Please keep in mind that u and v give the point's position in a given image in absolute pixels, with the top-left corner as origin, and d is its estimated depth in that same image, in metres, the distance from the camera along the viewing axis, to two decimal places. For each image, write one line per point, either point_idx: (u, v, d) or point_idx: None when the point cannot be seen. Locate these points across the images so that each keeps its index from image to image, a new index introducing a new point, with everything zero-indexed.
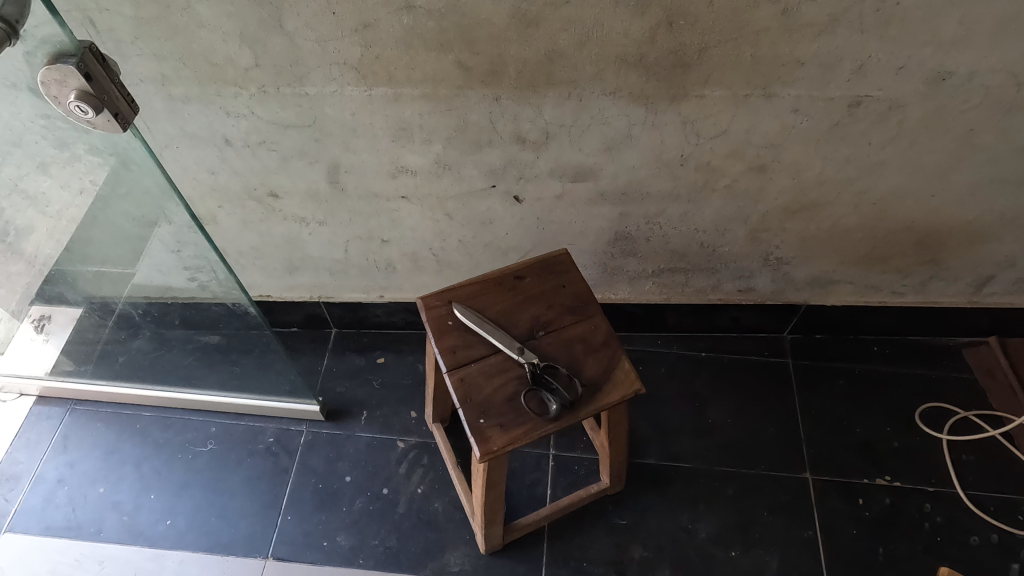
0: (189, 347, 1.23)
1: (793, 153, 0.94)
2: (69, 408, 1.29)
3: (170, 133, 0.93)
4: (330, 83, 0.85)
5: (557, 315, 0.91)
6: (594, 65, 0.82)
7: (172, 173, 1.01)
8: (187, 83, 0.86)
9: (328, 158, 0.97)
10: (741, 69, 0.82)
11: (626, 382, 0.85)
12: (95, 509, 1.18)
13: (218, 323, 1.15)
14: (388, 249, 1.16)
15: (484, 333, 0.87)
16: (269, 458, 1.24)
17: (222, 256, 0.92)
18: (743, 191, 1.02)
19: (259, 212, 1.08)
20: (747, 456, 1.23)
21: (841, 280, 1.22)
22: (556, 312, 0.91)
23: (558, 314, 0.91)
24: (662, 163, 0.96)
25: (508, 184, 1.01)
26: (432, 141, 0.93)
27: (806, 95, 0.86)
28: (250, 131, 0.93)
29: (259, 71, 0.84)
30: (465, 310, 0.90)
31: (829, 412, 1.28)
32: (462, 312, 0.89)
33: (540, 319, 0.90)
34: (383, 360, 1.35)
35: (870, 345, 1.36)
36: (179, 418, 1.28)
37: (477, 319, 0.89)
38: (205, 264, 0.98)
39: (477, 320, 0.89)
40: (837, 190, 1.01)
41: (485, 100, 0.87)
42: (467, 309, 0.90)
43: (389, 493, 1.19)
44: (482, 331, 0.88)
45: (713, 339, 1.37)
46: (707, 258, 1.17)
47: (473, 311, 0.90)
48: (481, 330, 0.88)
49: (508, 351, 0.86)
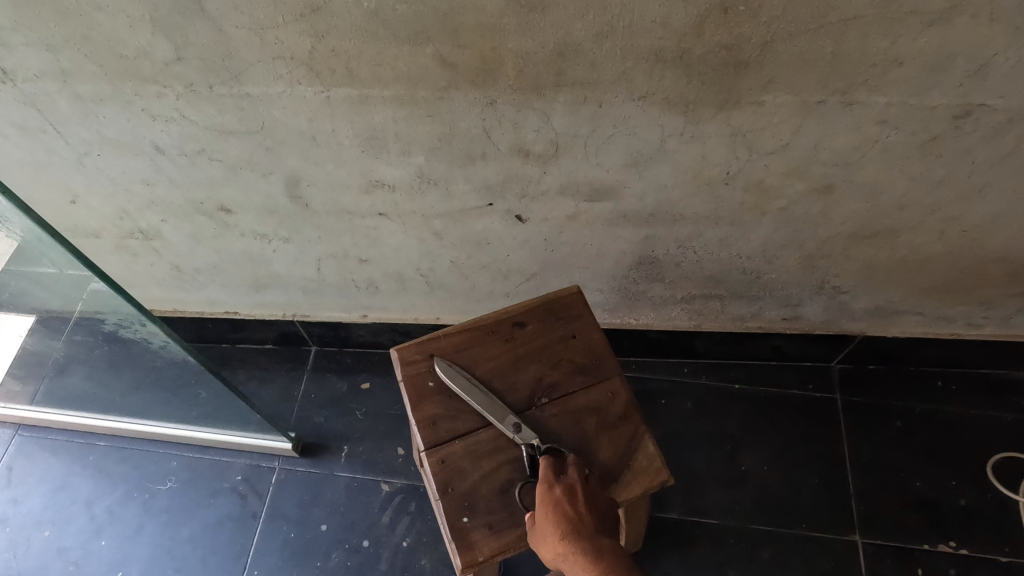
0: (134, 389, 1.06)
1: (871, 172, 0.74)
2: (16, 431, 1.15)
3: (87, 139, 0.75)
4: (275, 82, 0.66)
5: (565, 377, 0.73)
6: (619, 63, 0.61)
7: (100, 185, 0.83)
8: (95, 80, 0.67)
9: (284, 169, 0.78)
10: (816, 69, 0.61)
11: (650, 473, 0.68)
12: (38, 556, 1.05)
13: (159, 372, 0.97)
14: (368, 269, 0.98)
15: (473, 401, 0.69)
16: (236, 499, 1.09)
17: (145, 312, 0.73)
18: (802, 215, 0.81)
19: (211, 227, 0.90)
20: (785, 512, 1.06)
21: (908, 311, 1.02)
22: (564, 372, 0.73)
23: (566, 376, 0.73)
24: (701, 181, 0.76)
25: (508, 203, 0.81)
26: (411, 153, 0.74)
27: (900, 102, 0.65)
28: (184, 138, 0.74)
29: (182, 67, 0.65)
30: (449, 368, 0.72)
31: (883, 460, 1.10)
32: (446, 370, 0.71)
33: (544, 383, 0.72)
34: (368, 385, 1.18)
35: (933, 380, 1.16)
36: (136, 449, 1.13)
37: (465, 382, 0.71)
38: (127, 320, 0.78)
39: (465, 384, 0.71)
40: (922, 214, 0.80)
41: (476, 105, 0.67)
42: (452, 366, 0.72)
43: (370, 545, 1.04)
44: (470, 398, 0.70)
45: (748, 369, 1.19)
46: (749, 285, 0.98)
47: (460, 370, 0.72)
48: (468, 397, 0.70)
49: (501, 427, 0.68)
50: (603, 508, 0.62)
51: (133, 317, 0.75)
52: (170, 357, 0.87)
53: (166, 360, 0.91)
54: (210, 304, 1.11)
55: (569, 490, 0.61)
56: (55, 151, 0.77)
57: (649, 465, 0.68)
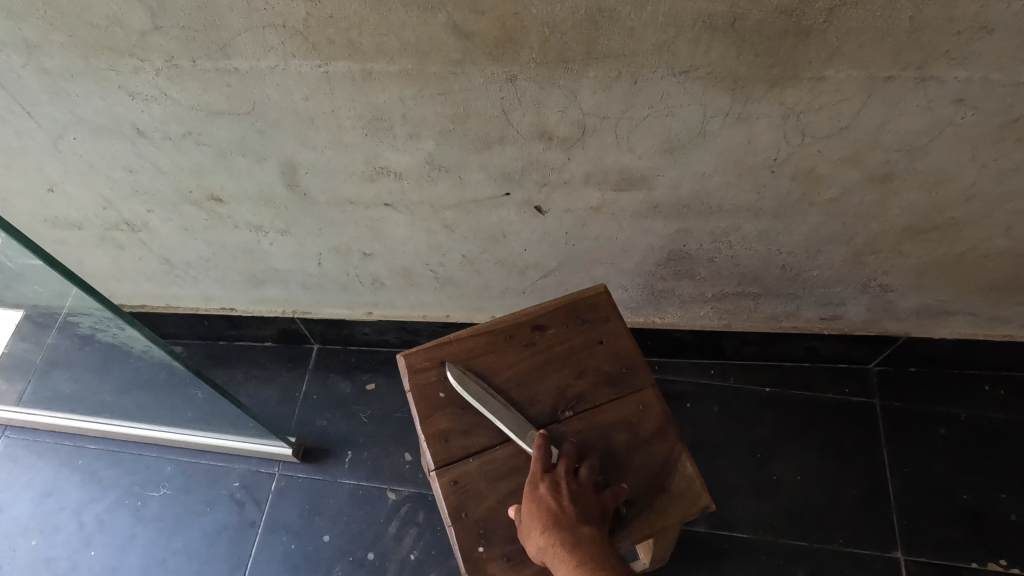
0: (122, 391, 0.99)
1: (939, 158, 0.65)
2: (3, 433, 1.09)
3: (61, 120, 0.68)
4: (267, 55, 0.58)
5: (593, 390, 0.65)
6: (660, 31, 0.53)
7: (78, 172, 0.75)
8: (64, 53, 0.59)
9: (279, 155, 0.70)
10: (888, 39, 0.53)
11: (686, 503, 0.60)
12: (24, 567, 0.99)
13: (146, 375, 0.90)
14: (373, 263, 0.90)
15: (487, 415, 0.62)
16: (233, 507, 1.02)
17: (121, 313, 0.66)
18: (854, 207, 0.73)
19: (201, 219, 0.82)
20: (821, 527, 0.98)
21: (959, 310, 0.93)
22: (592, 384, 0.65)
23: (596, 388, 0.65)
24: (745, 168, 0.68)
25: (527, 192, 0.74)
26: (420, 136, 0.66)
27: (983, 78, 0.56)
28: (168, 120, 0.66)
29: (161, 37, 0.57)
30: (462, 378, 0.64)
31: (927, 470, 1.02)
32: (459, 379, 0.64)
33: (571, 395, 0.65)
34: (373, 386, 1.11)
35: (980, 384, 1.08)
36: (128, 453, 1.07)
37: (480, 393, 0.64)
38: (100, 318, 0.71)
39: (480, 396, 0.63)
40: (991, 206, 0.71)
41: (494, 81, 0.59)
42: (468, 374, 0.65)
43: (375, 558, 0.97)
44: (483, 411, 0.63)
45: (779, 371, 1.11)
46: (787, 282, 0.89)
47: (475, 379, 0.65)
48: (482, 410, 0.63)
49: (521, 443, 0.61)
50: (594, 502, 0.56)
51: (104, 313, 0.68)
52: (155, 359, 0.80)
53: (151, 362, 0.84)
54: (205, 300, 1.04)
55: (554, 484, 0.56)
56: (28, 134, 0.70)
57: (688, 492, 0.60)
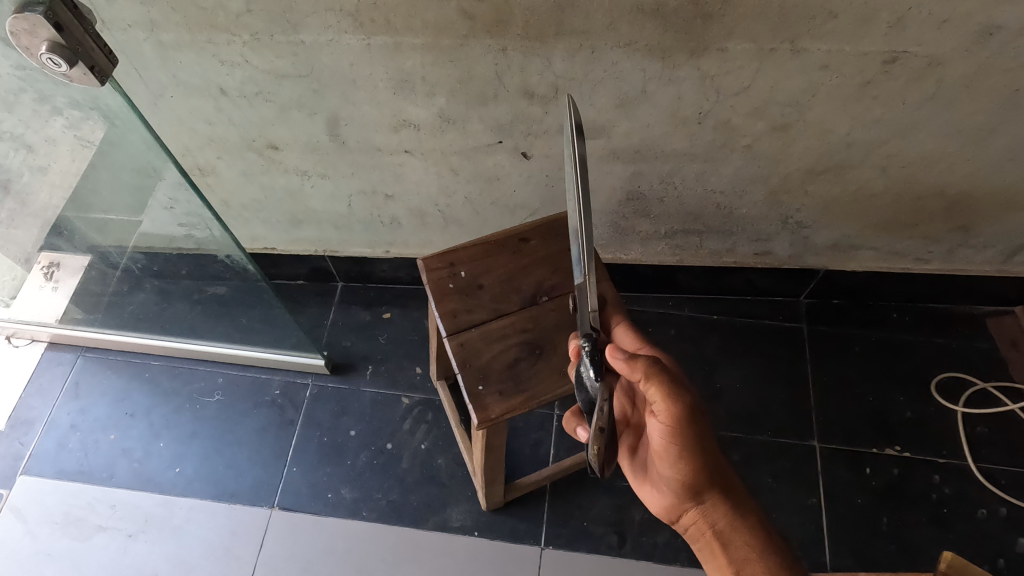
0: (193, 302, 1.21)
1: (820, 112, 0.88)
2: (80, 353, 1.31)
3: (163, 81, 0.90)
4: (325, 31, 0.80)
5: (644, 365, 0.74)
6: (607, 14, 0.76)
7: (168, 123, 0.98)
8: (177, 29, 0.81)
9: (327, 111, 0.93)
10: (766, 21, 0.76)
11: (743, 562, 0.67)
12: (106, 455, 1.21)
13: (220, 279, 1.12)
14: (393, 205, 1.12)
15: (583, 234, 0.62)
16: (275, 409, 1.25)
17: (217, 214, 0.90)
18: (765, 152, 0.96)
19: (259, 164, 1.04)
20: (754, 422, 1.22)
21: (862, 245, 1.17)
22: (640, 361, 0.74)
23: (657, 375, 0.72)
24: (679, 121, 0.91)
25: (515, 140, 0.96)
26: (435, 95, 0.89)
27: (837, 49, 0.79)
28: (245, 81, 0.89)
29: (251, 18, 0.79)
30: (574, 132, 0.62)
31: (842, 379, 1.25)
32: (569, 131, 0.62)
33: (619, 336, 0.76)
34: (389, 315, 1.34)
35: (889, 312, 1.31)
36: (186, 368, 1.29)
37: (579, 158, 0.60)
38: (197, 221, 0.95)
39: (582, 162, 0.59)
40: (865, 151, 0.95)
41: (491, 50, 0.81)
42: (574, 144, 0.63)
43: (392, 448, 1.20)
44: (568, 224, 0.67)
45: (726, 303, 1.34)
46: (724, 219, 1.12)
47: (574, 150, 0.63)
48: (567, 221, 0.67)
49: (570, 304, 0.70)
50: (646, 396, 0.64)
51: (203, 216, 0.91)
52: (228, 259, 1.04)
53: (223, 265, 1.07)
54: (251, 240, 1.26)
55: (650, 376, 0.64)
56: (135, 92, 0.92)
57: (740, 555, 0.67)
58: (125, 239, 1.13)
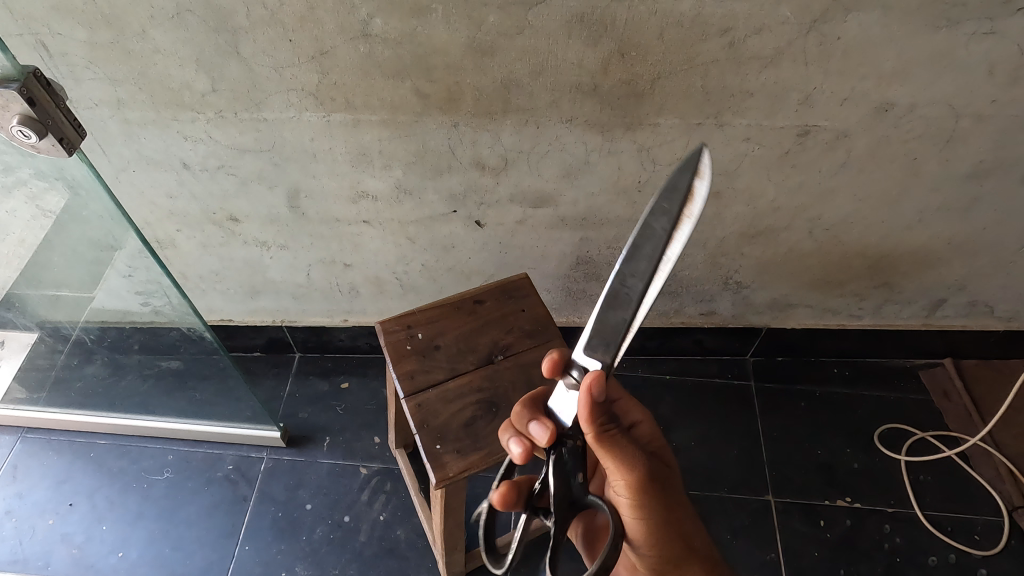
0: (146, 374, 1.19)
1: (747, 180, 0.97)
2: (20, 436, 1.25)
3: (126, 156, 0.93)
4: (287, 109, 0.86)
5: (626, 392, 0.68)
6: (551, 94, 0.83)
7: (131, 198, 1.00)
8: (143, 107, 0.86)
9: (287, 184, 0.97)
10: (691, 100, 0.84)
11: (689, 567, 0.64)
12: (43, 542, 1.14)
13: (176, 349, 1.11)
14: (351, 273, 1.15)
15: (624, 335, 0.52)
16: (228, 485, 1.21)
17: (176, 283, 0.91)
18: (701, 217, 1.04)
19: (218, 236, 1.07)
20: (710, 479, 1.24)
21: (799, 303, 1.24)
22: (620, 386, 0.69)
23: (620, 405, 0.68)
24: (621, 189, 0.98)
25: (468, 210, 1.01)
26: (392, 167, 0.94)
27: (757, 124, 0.88)
28: (207, 156, 0.93)
29: (216, 97, 0.84)
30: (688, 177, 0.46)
31: (791, 433, 1.30)
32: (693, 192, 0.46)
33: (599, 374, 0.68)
34: (346, 385, 1.34)
35: (830, 368, 1.38)
36: (135, 445, 1.25)
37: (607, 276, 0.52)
38: (155, 289, 0.95)
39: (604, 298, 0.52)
40: (791, 216, 1.03)
41: (443, 126, 0.87)
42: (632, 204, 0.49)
43: (350, 520, 1.17)
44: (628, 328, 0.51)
45: (676, 363, 1.40)
46: (669, 281, 1.19)
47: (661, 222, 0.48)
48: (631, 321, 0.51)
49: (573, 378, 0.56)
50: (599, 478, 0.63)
51: (161, 284, 0.92)
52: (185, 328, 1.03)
53: (179, 334, 1.06)
54: (208, 312, 1.27)
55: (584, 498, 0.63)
56: (97, 167, 0.95)
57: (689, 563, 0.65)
58: (77, 313, 1.12)
